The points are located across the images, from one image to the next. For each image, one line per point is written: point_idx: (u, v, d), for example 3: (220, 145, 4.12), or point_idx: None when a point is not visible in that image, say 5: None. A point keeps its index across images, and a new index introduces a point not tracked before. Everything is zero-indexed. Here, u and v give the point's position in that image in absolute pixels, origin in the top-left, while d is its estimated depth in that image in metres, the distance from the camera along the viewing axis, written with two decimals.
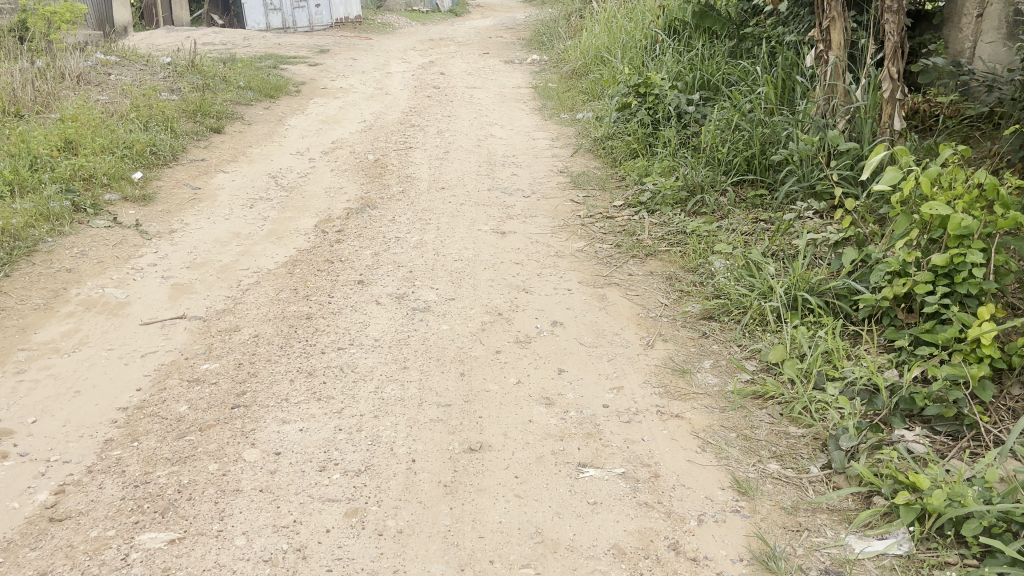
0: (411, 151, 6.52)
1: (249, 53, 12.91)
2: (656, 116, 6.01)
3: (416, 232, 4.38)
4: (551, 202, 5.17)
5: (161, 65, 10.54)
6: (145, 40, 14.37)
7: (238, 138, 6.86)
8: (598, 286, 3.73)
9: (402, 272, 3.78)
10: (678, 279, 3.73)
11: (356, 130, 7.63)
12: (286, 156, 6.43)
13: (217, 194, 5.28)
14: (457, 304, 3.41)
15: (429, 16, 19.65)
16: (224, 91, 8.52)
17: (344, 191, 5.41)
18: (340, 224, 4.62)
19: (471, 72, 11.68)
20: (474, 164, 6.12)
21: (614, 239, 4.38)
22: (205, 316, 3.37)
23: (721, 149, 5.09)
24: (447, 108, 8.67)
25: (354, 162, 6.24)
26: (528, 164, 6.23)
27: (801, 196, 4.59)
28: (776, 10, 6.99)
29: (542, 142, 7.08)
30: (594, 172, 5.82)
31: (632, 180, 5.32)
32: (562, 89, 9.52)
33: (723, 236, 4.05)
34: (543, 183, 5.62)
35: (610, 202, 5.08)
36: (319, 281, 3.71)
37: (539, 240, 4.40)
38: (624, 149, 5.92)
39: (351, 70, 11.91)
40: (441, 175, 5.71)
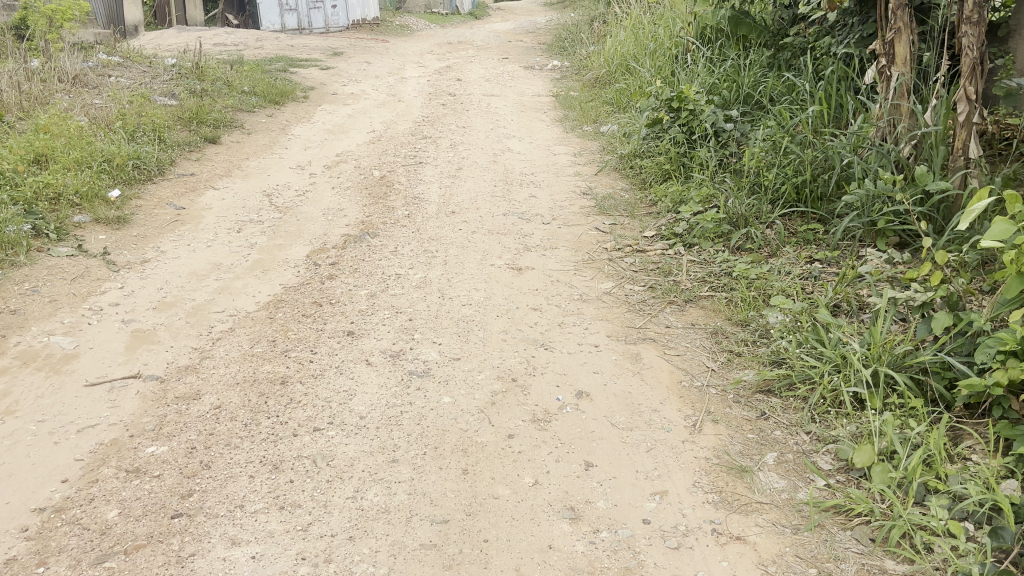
0: (420, 167, 5.99)
1: (259, 55, 12.45)
2: (692, 133, 5.44)
3: (420, 267, 3.84)
4: (573, 230, 4.62)
5: (165, 66, 10.09)
6: (155, 40, 13.99)
7: (235, 149, 6.36)
8: (630, 341, 3.17)
9: (402, 320, 3.23)
10: (725, 336, 3.16)
11: (364, 141, 7.11)
12: (284, 170, 5.91)
13: (203, 215, 4.78)
14: (463, 365, 2.86)
15: (448, 18, 19.15)
16: (226, 97, 8.04)
17: (344, 213, 4.88)
18: (334, 254, 4.09)
19: (489, 78, 11.16)
20: (489, 183, 5.59)
21: (646, 279, 3.81)
22: (163, 376, 2.84)
23: (768, 175, 4.52)
24: (463, 118, 8.14)
25: (358, 179, 5.72)
26: (548, 184, 5.68)
27: (862, 234, 4.03)
28: (819, 19, 6.43)
29: (563, 157, 6.53)
30: (621, 196, 5.27)
31: (666, 206, 4.76)
32: (584, 99, 8.97)
33: (776, 282, 3.48)
34: (564, 207, 5.07)
35: (641, 232, 4.52)
36: (302, 330, 3.17)
37: (560, 278, 3.84)
38: (656, 168, 5.36)
39: (364, 75, 11.41)
40: (453, 196, 5.18)
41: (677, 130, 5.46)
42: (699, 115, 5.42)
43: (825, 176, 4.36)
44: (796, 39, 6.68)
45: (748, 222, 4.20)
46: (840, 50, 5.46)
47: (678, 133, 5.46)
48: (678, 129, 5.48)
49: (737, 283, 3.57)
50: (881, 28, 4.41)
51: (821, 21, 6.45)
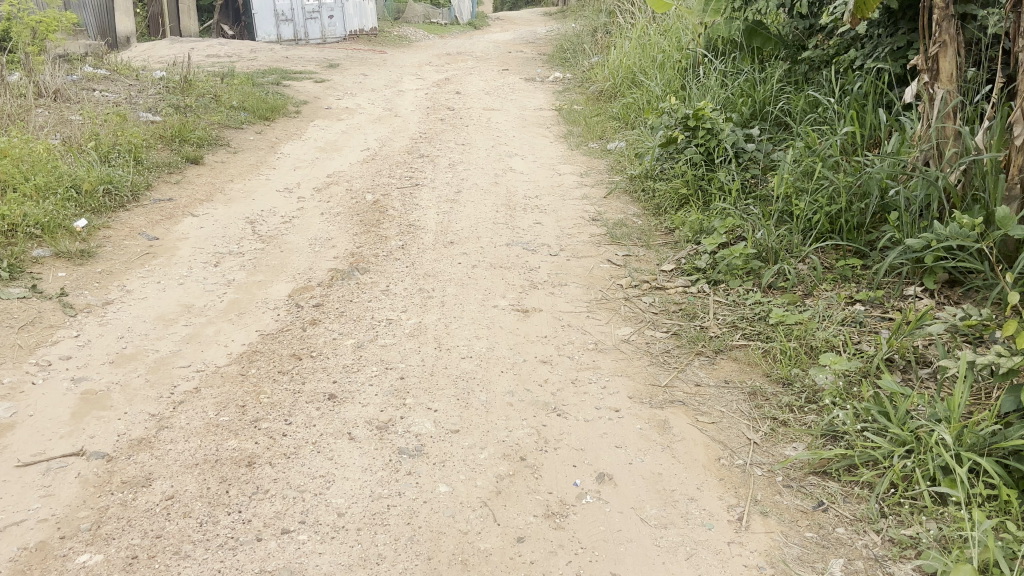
0: (417, 190, 5.59)
1: (252, 67, 12.08)
2: (712, 154, 5.04)
3: (415, 310, 3.42)
4: (583, 263, 4.21)
5: (152, 80, 9.73)
6: (147, 51, 13.65)
7: (218, 170, 5.96)
8: (656, 404, 2.74)
9: (393, 378, 2.80)
10: (765, 399, 2.75)
11: (357, 160, 6.72)
12: (270, 194, 5.51)
13: (177, 246, 4.36)
14: (463, 438, 2.44)
15: (447, 28, 18.80)
16: (213, 113, 7.64)
17: (333, 243, 4.47)
18: (319, 293, 3.67)
19: (490, 91, 10.77)
20: (491, 208, 5.18)
21: (669, 323, 3.40)
22: (111, 452, 2.42)
23: (798, 203, 4.12)
24: (463, 135, 7.75)
25: (350, 203, 5.32)
26: (555, 208, 5.27)
27: (908, 270, 3.62)
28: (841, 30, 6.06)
29: (569, 178, 6.13)
30: (633, 222, 4.87)
31: (685, 237, 4.35)
32: (589, 113, 8.59)
33: (820, 333, 3.07)
34: (572, 235, 4.67)
35: (659, 266, 4.11)
36: (276, 392, 2.75)
37: (571, 322, 3.42)
38: (672, 192, 4.95)
39: (360, 87, 11.02)
40: (452, 223, 4.77)
41: (695, 150, 5.06)
42: (718, 135, 5.02)
43: (862, 204, 3.97)
44: (814, 53, 6.33)
45: (780, 256, 3.79)
46: (868, 65, 5.09)
47: (696, 155, 5.07)
48: (696, 150, 5.08)
49: (774, 332, 3.16)
50: (924, 41, 4.02)
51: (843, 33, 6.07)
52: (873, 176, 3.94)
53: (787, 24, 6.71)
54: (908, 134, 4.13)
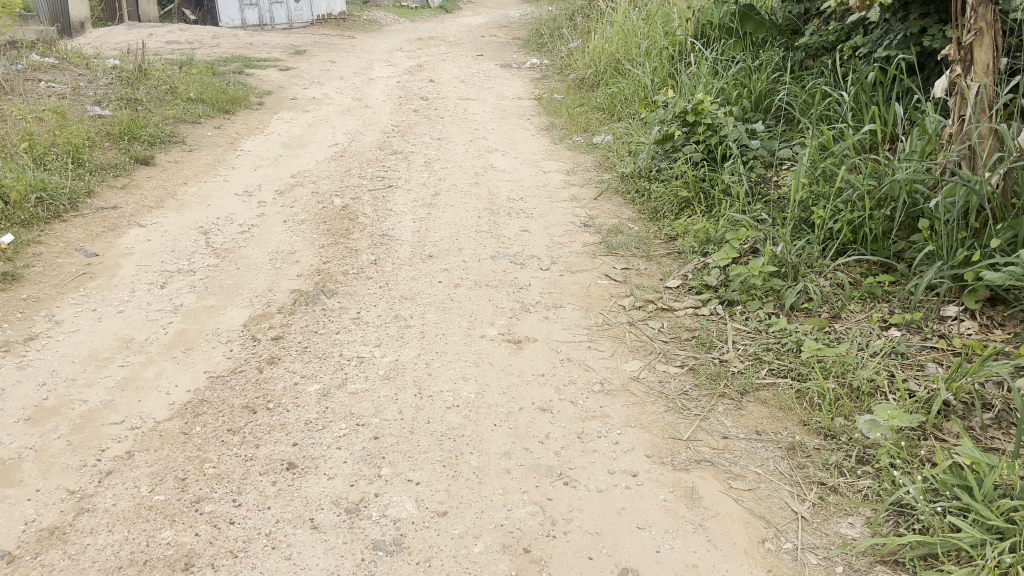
0: (390, 192, 5.12)
1: (213, 55, 11.49)
2: (713, 153, 4.63)
3: (390, 343, 2.97)
4: (577, 279, 3.77)
5: (105, 69, 9.13)
6: (103, 38, 12.98)
7: (171, 171, 5.44)
8: (680, 465, 2.31)
9: (365, 438, 2.35)
10: (807, 457, 2.33)
11: (324, 157, 6.23)
12: (228, 199, 5.02)
13: (119, 264, 3.86)
14: (453, 525, 2.00)
15: (418, 12, 18.22)
16: (168, 106, 7.10)
17: (296, 258, 4.00)
18: (278, 322, 3.20)
19: (464, 78, 10.27)
20: (471, 213, 4.73)
21: (682, 355, 2.98)
22: (13, 551, 1.95)
23: (815, 209, 3.71)
24: (438, 127, 7.27)
25: (316, 208, 4.85)
26: (541, 212, 4.83)
27: (946, 290, 3.23)
28: (841, 16, 5.67)
29: (554, 177, 5.70)
30: (629, 229, 4.44)
31: (690, 248, 3.93)
32: (571, 103, 8.15)
33: (862, 371, 2.66)
34: (563, 245, 4.24)
35: (664, 282, 3.68)
36: (224, 459, 2.28)
37: (571, 354, 2.98)
38: (671, 195, 4.54)
39: (327, 76, 10.48)
40: (429, 232, 4.31)
41: (694, 148, 4.65)
42: (720, 131, 4.62)
43: (887, 212, 3.56)
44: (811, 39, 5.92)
45: (800, 273, 3.39)
46: (877, 54, 4.69)
47: (696, 153, 4.66)
48: (696, 148, 4.67)
49: (808, 368, 2.74)
50: (954, 29, 3.60)
51: (843, 18, 5.68)
52: (899, 180, 3.53)
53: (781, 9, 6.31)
54: (934, 132, 3.73)
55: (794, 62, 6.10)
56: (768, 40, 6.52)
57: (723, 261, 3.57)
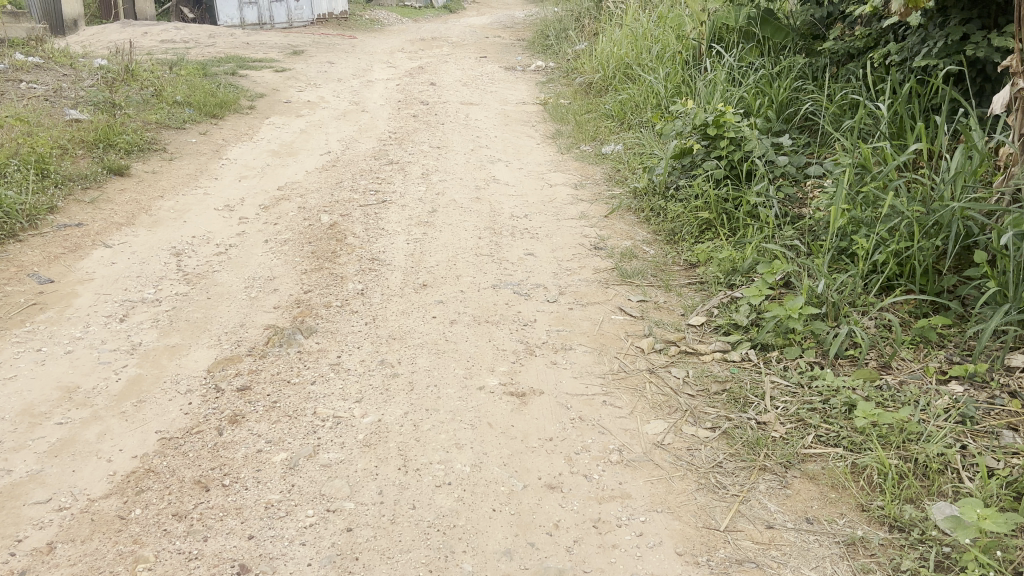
0: (383, 208, 4.72)
1: (207, 55, 11.10)
2: (736, 170, 4.24)
3: (374, 396, 2.56)
4: (589, 313, 3.36)
5: (91, 70, 8.74)
6: (96, 36, 12.61)
7: (148, 182, 5.04)
8: (717, 567, 1.91)
9: (335, 530, 1.96)
10: (871, 557, 1.93)
11: (315, 166, 5.83)
12: (207, 215, 4.63)
13: (74, 292, 3.46)
14: None
15: (421, 12, 17.85)
16: (151, 110, 6.71)
17: (274, 286, 3.60)
18: (247, 368, 2.80)
19: (466, 81, 9.87)
20: (471, 233, 4.32)
21: (713, 413, 2.57)
22: None
23: (854, 238, 3.29)
24: (438, 135, 6.88)
25: (301, 226, 4.45)
26: (547, 232, 4.42)
27: (1012, 337, 2.80)
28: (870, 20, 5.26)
29: (561, 193, 5.31)
30: (645, 255, 4.04)
31: (714, 279, 3.53)
32: (578, 109, 7.75)
33: (930, 443, 2.24)
34: (572, 271, 3.83)
35: (686, 318, 3.29)
36: (163, 557, 1.88)
37: (583, 410, 2.57)
38: (691, 216, 4.15)
39: (324, 77, 10.09)
40: (424, 256, 3.91)
41: (715, 163, 4.25)
42: (744, 146, 4.21)
43: (937, 243, 3.14)
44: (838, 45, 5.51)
45: (844, 313, 2.97)
46: (916, 63, 4.26)
47: (717, 169, 4.26)
48: (717, 164, 4.27)
49: (863, 436, 2.33)
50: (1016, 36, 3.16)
51: (870, 21, 5.29)
52: (950, 208, 3.11)
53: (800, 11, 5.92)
54: (988, 152, 3.30)
55: (816, 69, 5.70)
56: (788, 45, 6.12)
57: (754, 298, 3.13)
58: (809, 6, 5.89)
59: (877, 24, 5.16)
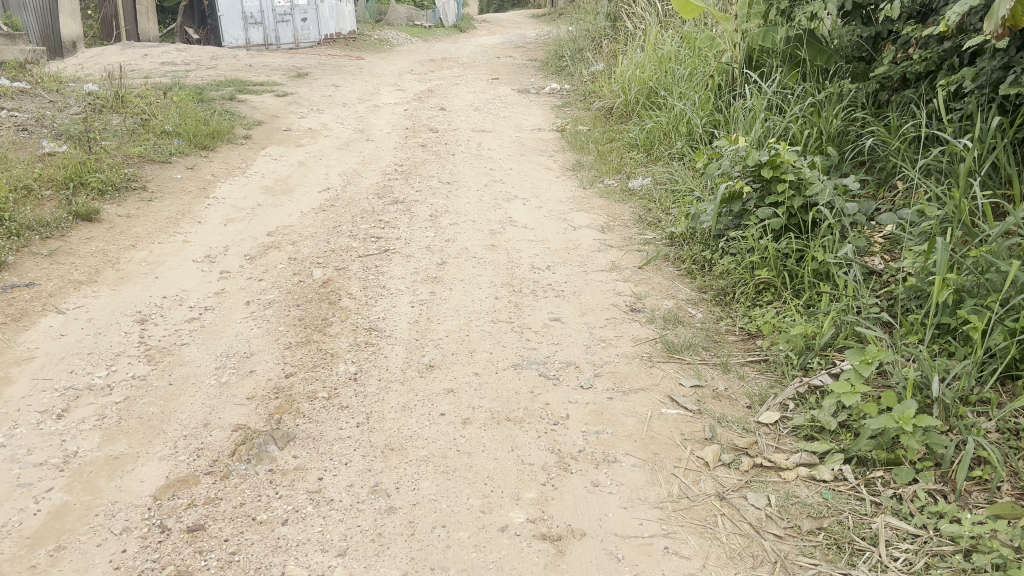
0: (383, 259, 4.12)
1: (206, 78, 10.60)
2: (796, 219, 3.63)
3: (364, 551, 1.96)
4: (632, 404, 2.73)
5: (79, 96, 8.21)
6: (93, 59, 12.15)
7: (119, 228, 4.47)
8: None
9: None
10: None
11: (312, 206, 5.25)
12: (183, 269, 4.05)
13: (7, 377, 2.87)
14: None
15: (431, 31, 17.37)
16: (135, 143, 6.16)
17: (251, 366, 3.01)
18: (204, 495, 2.20)
19: (478, 106, 9.31)
20: (486, 292, 3.72)
21: (812, 568, 1.96)
22: None
23: (961, 314, 2.66)
24: (448, 167, 6.31)
25: (290, 282, 3.85)
26: (574, 289, 3.82)
27: None
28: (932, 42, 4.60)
29: (587, 237, 4.72)
30: (691, 322, 3.43)
31: (784, 361, 2.93)
32: (600, 137, 7.17)
33: None
34: (607, 343, 3.22)
35: (756, 414, 2.67)
36: None
37: (638, 564, 1.96)
38: (746, 274, 3.55)
39: (327, 102, 9.55)
40: (431, 324, 3.30)
41: (771, 211, 3.65)
42: (805, 191, 3.61)
43: None
44: (896, 68, 4.88)
45: (962, 418, 2.33)
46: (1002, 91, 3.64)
47: (774, 218, 3.66)
48: (773, 211, 3.67)
49: None
50: None
51: (925, 42, 4.64)
52: None
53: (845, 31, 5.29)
54: None
55: (866, 95, 5.10)
56: (832, 69, 5.51)
57: (845, 396, 2.44)
58: (854, 25, 5.27)
59: (937, 46, 4.54)
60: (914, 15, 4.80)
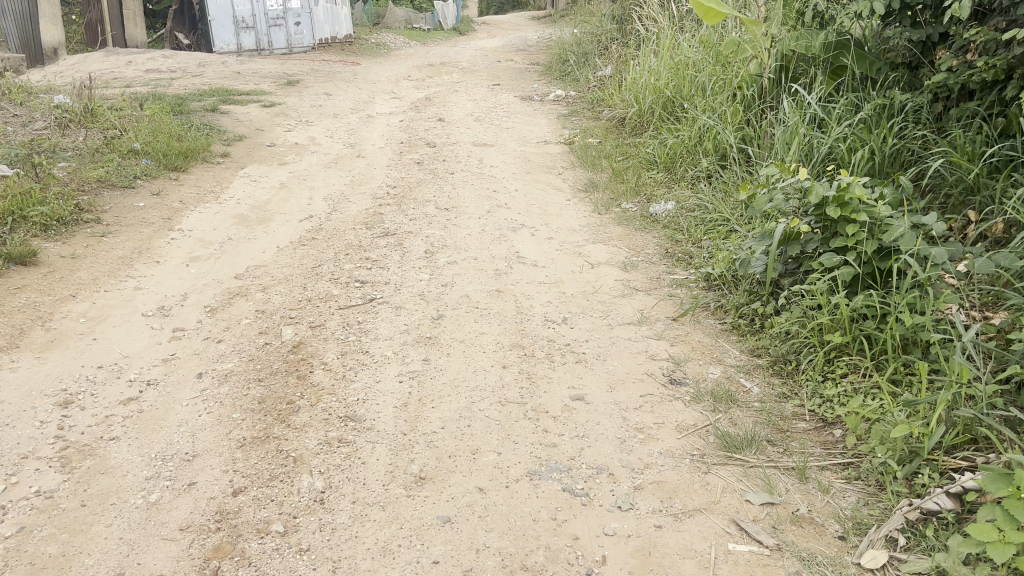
0: (367, 312, 3.46)
1: (189, 87, 9.93)
2: (871, 267, 2.97)
3: None
4: (686, 535, 2.08)
5: (47, 109, 7.53)
6: (74, 67, 11.47)
7: (59, 273, 3.80)
8: None
9: None
10: None
11: (290, 238, 4.59)
12: (129, 326, 3.38)
13: None
14: None
15: (429, 34, 16.74)
16: (97, 165, 5.50)
17: (191, 473, 2.34)
18: None
19: (480, 115, 8.64)
20: (491, 357, 3.05)
21: None
22: None
23: None
24: (447, 189, 5.65)
25: (255, 344, 3.18)
26: (598, 351, 3.16)
27: None
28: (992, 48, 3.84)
29: (607, 277, 4.05)
30: (747, 401, 2.77)
31: (880, 471, 2.27)
32: (614, 151, 6.50)
33: None
34: (645, 434, 2.56)
35: (855, 552, 2.02)
36: None
37: None
38: (814, 337, 2.89)
39: (318, 112, 8.89)
40: (423, 409, 2.62)
41: (840, 258, 2.98)
42: (880, 234, 2.94)
43: None
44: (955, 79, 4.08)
45: None
46: None
47: (842, 267, 3.00)
48: (841, 258, 3.01)
49: None
50: None
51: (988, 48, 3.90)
52: None
53: (891, 34, 4.56)
54: None
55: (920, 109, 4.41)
56: (876, 77, 4.80)
57: (992, 547, 1.76)
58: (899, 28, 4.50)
59: (1004, 51, 3.74)
60: (974, 18, 4.09)
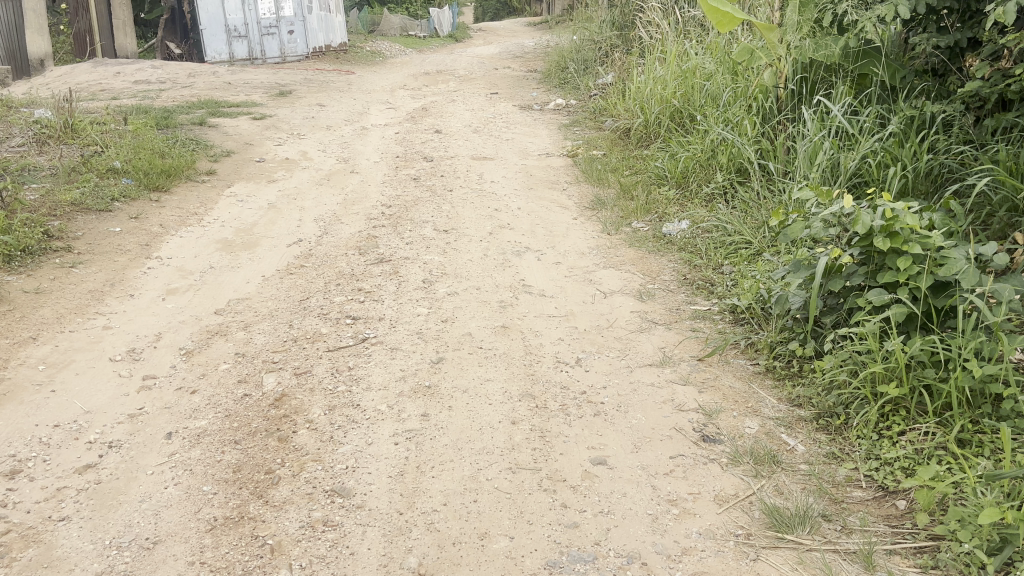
0: (357, 355, 3.11)
1: (177, 99, 9.57)
2: (925, 306, 2.62)
3: None
4: None
5: (25, 123, 7.16)
6: (61, 79, 11.10)
7: (20, 312, 3.45)
8: None
9: None
10: None
11: (277, 266, 4.24)
12: (94, 374, 3.03)
13: None
14: None
15: (425, 41, 16.40)
16: (71, 187, 5.15)
17: (151, 567, 1.99)
18: None
19: (478, 126, 8.30)
20: (499, 410, 2.70)
21: None
22: None
23: None
24: (445, 208, 5.30)
25: (232, 396, 2.83)
26: (617, 401, 2.81)
27: None
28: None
29: (622, 307, 3.70)
30: (793, 462, 2.42)
31: (961, 559, 1.93)
32: (621, 165, 6.15)
33: None
34: (678, 508, 2.21)
35: None
36: None
37: None
38: (865, 389, 2.54)
39: (310, 125, 8.54)
40: (421, 480, 2.28)
41: (890, 296, 2.63)
42: (936, 269, 2.59)
43: None
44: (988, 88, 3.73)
45: None
46: None
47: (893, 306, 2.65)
48: (892, 296, 2.66)
49: None
50: None
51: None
52: None
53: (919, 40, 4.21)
54: None
55: (953, 120, 4.07)
56: (902, 86, 4.46)
57: None
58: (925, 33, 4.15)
59: None
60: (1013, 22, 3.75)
